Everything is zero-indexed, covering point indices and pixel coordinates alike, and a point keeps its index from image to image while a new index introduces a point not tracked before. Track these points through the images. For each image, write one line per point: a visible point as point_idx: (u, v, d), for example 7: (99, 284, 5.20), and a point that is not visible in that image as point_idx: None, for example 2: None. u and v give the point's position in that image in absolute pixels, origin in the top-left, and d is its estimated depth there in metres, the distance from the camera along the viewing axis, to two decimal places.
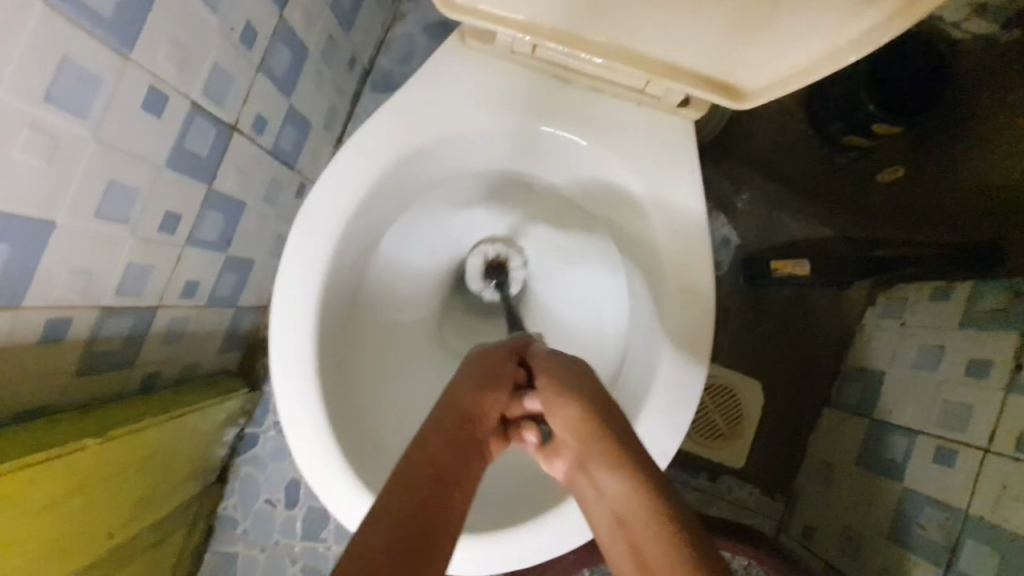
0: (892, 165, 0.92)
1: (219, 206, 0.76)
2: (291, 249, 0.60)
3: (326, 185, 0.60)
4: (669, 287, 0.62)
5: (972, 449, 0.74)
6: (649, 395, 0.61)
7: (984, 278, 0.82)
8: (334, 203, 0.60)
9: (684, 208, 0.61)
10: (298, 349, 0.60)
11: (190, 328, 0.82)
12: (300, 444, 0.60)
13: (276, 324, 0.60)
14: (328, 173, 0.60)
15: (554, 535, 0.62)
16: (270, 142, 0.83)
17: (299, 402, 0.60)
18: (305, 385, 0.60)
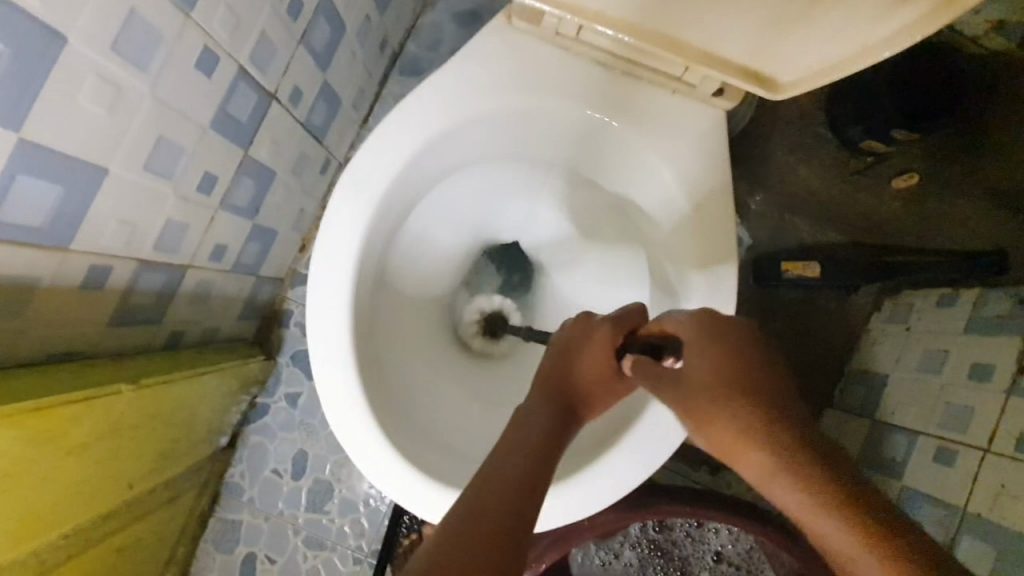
0: (907, 171, 0.93)
1: (253, 173, 0.78)
2: (330, 215, 0.62)
3: (369, 154, 0.62)
4: (692, 271, 0.64)
5: (971, 449, 0.76)
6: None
7: (988, 285, 0.86)
8: (375, 171, 0.62)
9: (710, 194, 0.63)
10: (335, 311, 0.62)
11: (214, 293, 0.83)
12: (333, 404, 0.61)
13: (313, 285, 0.62)
14: (370, 141, 0.62)
15: (570, 500, 0.64)
16: (303, 115, 0.85)
17: (329, 362, 0.62)
18: (341, 347, 0.62)
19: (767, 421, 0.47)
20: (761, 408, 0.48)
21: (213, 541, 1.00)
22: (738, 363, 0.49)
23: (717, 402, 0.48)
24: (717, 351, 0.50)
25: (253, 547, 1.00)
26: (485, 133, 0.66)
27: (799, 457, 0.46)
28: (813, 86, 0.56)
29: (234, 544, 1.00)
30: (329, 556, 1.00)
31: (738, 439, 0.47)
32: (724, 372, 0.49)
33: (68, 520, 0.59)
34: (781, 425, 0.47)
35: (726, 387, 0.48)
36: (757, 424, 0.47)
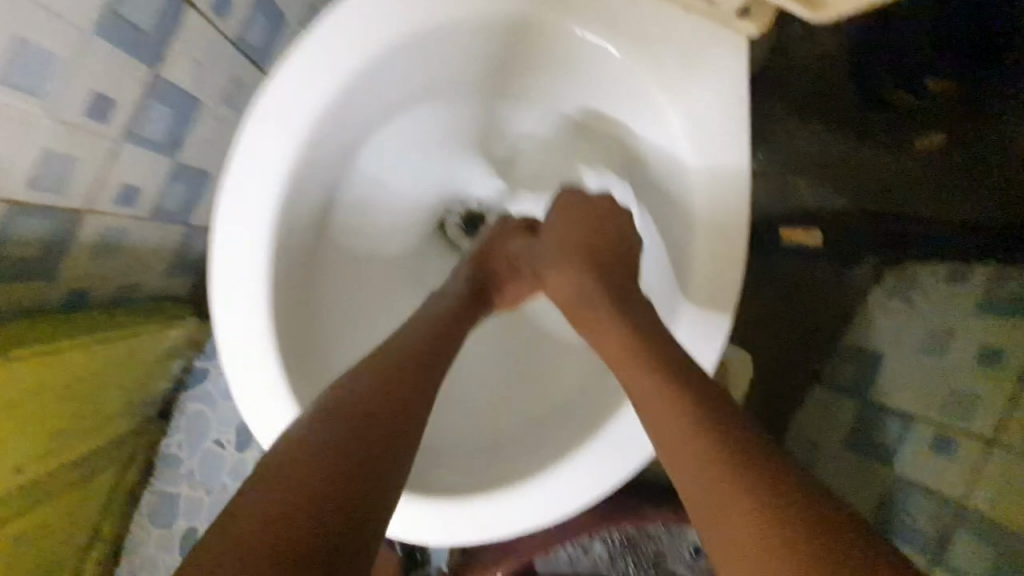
0: (933, 134, 0.84)
1: (170, 99, 0.64)
2: (243, 143, 0.51)
3: (289, 75, 0.51)
4: (694, 241, 0.56)
5: (973, 440, 0.71)
6: None
7: (1009, 264, 0.76)
8: (297, 98, 0.51)
9: (721, 157, 0.55)
10: (248, 267, 0.52)
11: (129, 243, 0.70)
12: (244, 379, 0.52)
13: (222, 239, 0.52)
14: (290, 60, 0.51)
15: (518, 511, 0.58)
16: (234, 31, 0.69)
17: (244, 332, 0.53)
18: (255, 311, 0.52)
19: (670, 371, 0.47)
20: (676, 378, 0.46)
21: (148, 516, 0.90)
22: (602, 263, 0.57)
23: (592, 304, 0.54)
24: (573, 232, 0.60)
25: (193, 523, 0.90)
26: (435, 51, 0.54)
27: (678, 396, 0.45)
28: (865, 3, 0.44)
29: (172, 518, 0.90)
30: None
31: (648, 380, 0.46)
32: (595, 258, 0.57)
33: None
34: (697, 395, 0.45)
35: (599, 279, 0.56)
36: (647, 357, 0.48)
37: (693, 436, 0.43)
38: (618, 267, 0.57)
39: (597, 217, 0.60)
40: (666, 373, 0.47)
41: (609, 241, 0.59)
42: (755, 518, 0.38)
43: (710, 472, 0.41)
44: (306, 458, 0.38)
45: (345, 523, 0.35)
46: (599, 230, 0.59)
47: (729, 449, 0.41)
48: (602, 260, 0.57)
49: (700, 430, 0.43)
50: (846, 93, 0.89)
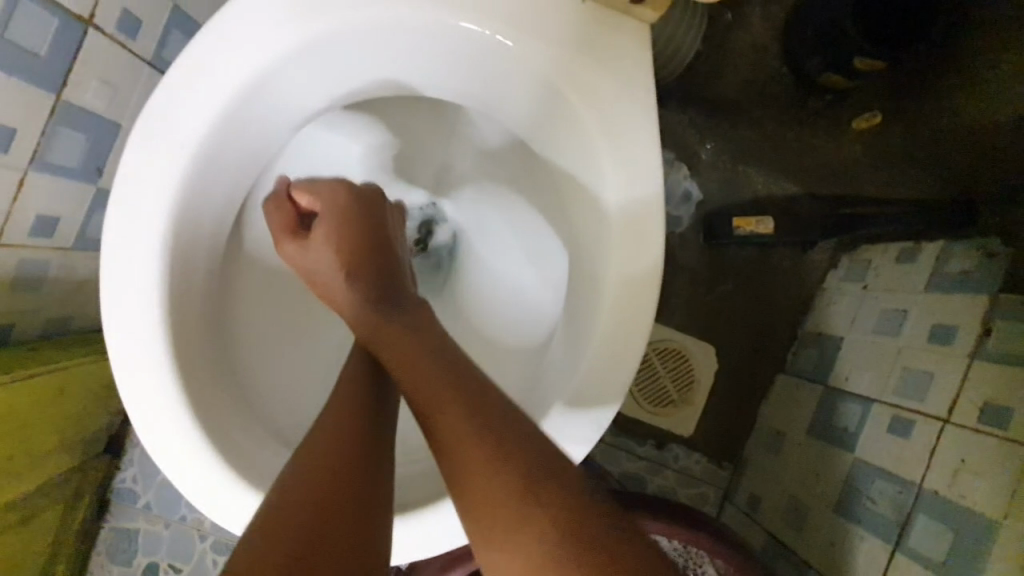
0: (869, 111, 0.84)
1: (83, 125, 0.62)
2: (128, 168, 0.49)
3: (172, 91, 0.49)
4: (606, 246, 0.52)
5: (930, 420, 0.70)
6: (575, 368, 0.52)
7: (952, 238, 0.77)
8: (179, 114, 0.49)
9: (632, 151, 0.50)
10: (143, 298, 0.50)
11: (54, 276, 0.68)
12: (145, 419, 0.50)
13: (106, 266, 0.49)
14: (171, 76, 0.49)
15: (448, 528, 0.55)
16: (150, 52, 0.68)
17: (135, 364, 0.50)
18: (151, 344, 0.50)
19: (449, 376, 0.43)
20: (463, 387, 0.42)
21: (106, 554, 0.87)
22: (375, 269, 0.52)
23: (384, 328, 0.47)
24: (347, 219, 0.53)
25: (153, 558, 0.87)
26: (325, 65, 0.52)
27: (481, 441, 0.40)
28: None
29: (131, 555, 0.87)
30: None
31: (453, 410, 0.41)
32: (360, 262, 0.52)
33: None
34: (484, 402, 0.41)
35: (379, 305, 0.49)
36: (422, 373, 0.44)
37: (477, 470, 0.39)
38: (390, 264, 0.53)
39: (343, 216, 0.53)
40: (437, 365, 0.44)
41: (384, 263, 0.53)
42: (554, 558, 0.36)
43: (510, 522, 0.38)
44: (274, 535, 0.37)
45: (343, 522, 0.39)
46: (359, 223, 0.53)
47: (493, 452, 0.39)
48: (388, 270, 0.53)
49: (486, 463, 0.39)
50: (785, 81, 0.86)
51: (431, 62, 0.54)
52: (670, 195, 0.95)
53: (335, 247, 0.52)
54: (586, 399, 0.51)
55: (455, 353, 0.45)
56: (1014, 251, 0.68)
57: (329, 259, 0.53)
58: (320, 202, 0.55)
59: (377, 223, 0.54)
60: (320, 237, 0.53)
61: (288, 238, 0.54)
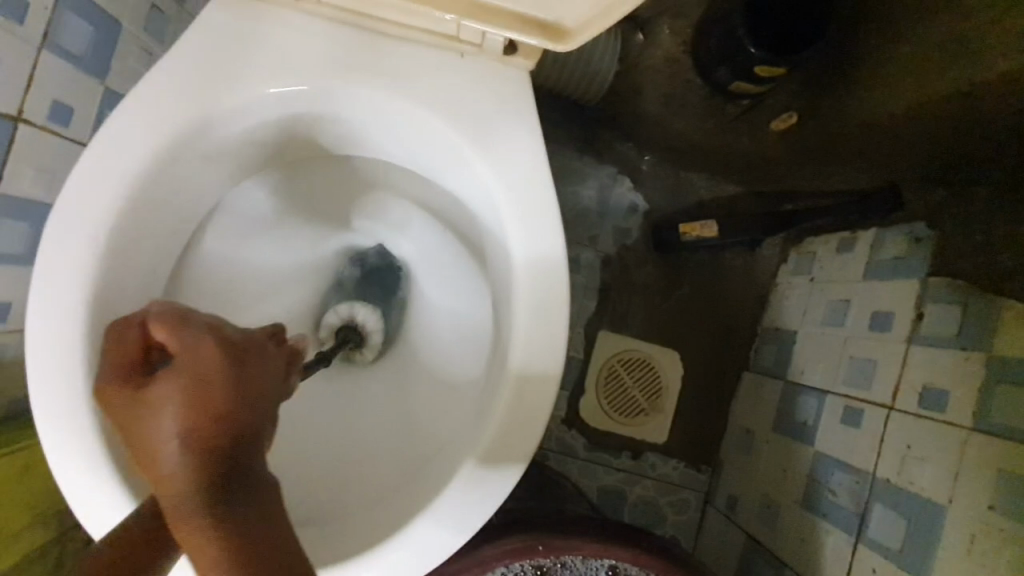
0: (786, 111, 0.85)
1: (24, 213, 0.66)
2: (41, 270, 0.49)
3: (77, 187, 0.50)
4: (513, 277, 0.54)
5: (877, 407, 0.71)
6: (497, 399, 0.54)
7: (885, 226, 0.79)
8: (89, 208, 0.50)
9: (528, 186, 0.53)
10: (61, 386, 0.49)
11: (10, 358, 0.70)
12: (80, 500, 0.49)
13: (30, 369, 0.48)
14: (78, 172, 0.50)
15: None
16: (84, 134, 0.71)
17: (70, 458, 0.49)
18: (80, 436, 0.49)
19: (237, 557, 0.34)
20: (231, 539, 0.34)
21: None
22: (218, 455, 0.37)
23: (180, 495, 0.36)
24: (195, 360, 0.39)
25: None
26: (224, 134, 0.54)
27: None
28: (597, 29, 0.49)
29: None
30: None
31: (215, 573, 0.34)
32: (197, 430, 0.37)
33: None
34: (261, 569, 0.34)
35: (185, 474, 0.36)
36: (207, 554, 0.34)
37: None
38: (230, 430, 0.37)
39: (200, 377, 0.38)
40: (223, 560, 0.34)
41: (231, 421, 0.38)
42: None
43: None
44: None
45: None
46: (219, 387, 0.38)
47: None
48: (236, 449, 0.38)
49: None
50: (700, 90, 0.86)
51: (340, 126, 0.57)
52: (616, 209, 0.97)
53: (160, 396, 0.38)
54: (511, 425, 0.53)
55: (272, 494, 0.37)
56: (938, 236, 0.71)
57: (159, 411, 0.37)
58: (174, 353, 0.39)
59: (235, 373, 0.39)
60: (152, 389, 0.38)
61: (119, 384, 0.40)
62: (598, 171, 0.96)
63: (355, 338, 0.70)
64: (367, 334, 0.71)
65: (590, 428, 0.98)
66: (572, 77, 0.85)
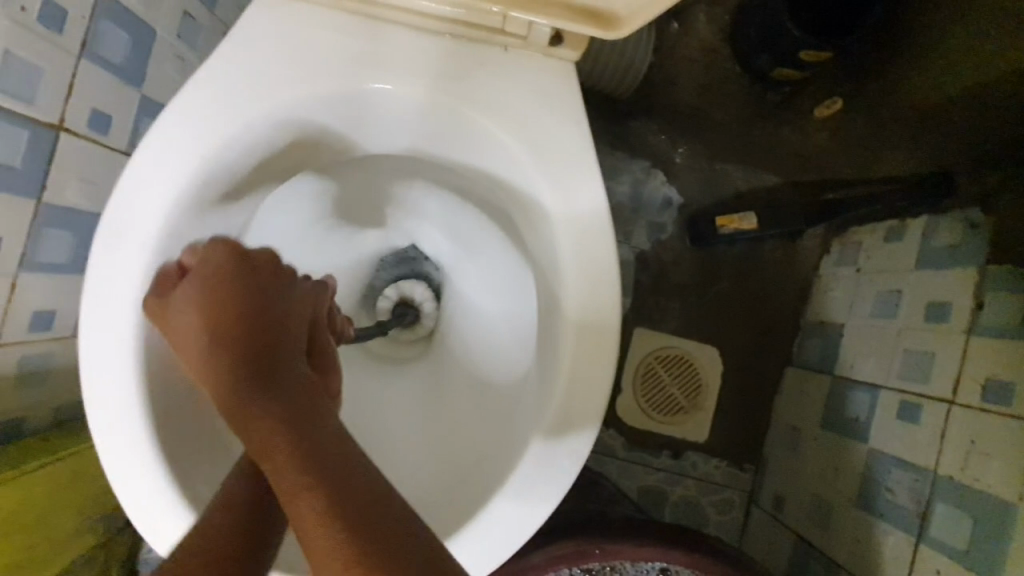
0: (830, 97, 0.85)
1: (67, 222, 0.66)
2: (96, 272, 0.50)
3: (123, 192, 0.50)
4: (562, 277, 0.53)
5: (936, 401, 0.67)
6: (548, 401, 0.53)
7: (936, 213, 0.75)
8: (138, 212, 0.50)
9: (576, 183, 0.52)
10: (119, 391, 0.50)
11: (57, 366, 0.71)
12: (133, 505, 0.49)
13: (87, 370, 0.50)
14: (127, 175, 0.50)
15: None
16: (122, 142, 0.71)
17: (123, 457, 0.50)
18: (134, 435, 0.50)
19: (278, 417, 0.41)
20: (277, 402, 0.42)
21: None
22: (253, 338, 0.45)
23: (230, 371, 0.43)
24: (215, 268, 0.49)
25: None
26: (278, 142, 0.54)
27: (281, 439, 0.40)
28: (652, 13, 0.47)
29: None
30: None
31: (259, 416, 0.41)
32: (229, 314, 0.46)
33: None
34: (295, 417, 0.41)
35: (249, 390, 0.42)
36: (269, 438, 0.40)
37: (279, 475, 0.38)
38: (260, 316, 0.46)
39: (226, 278, 0.48)
40: (270, 408, 0.41)
41: (259, 302, 0.47)
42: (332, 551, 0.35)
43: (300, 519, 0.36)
44: None
45: None
46: (244, 285, 0.48)
47: (298, 459, 0.39)
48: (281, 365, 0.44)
49: (274, 444, 0.39)
50: (739, 80, 0.88)
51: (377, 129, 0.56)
52: (650, 204, 0.94)
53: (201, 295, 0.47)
54: (567, 425, 0.52)
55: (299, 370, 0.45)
56: (996, 221, 0.66)
57: (196, 312, 0.47)
58: (203, 263, 0.49)
59: (260, 275, 0.49)
60: (184, 294, 0.48)
61: (157, 300, 0.49)
62: (630, 164, 0.93)
63: (411, 309, 0.72)
64: (420, 303, 0.73)
65: (628, 426, 0.96)
66: (604, 69, 0.83)
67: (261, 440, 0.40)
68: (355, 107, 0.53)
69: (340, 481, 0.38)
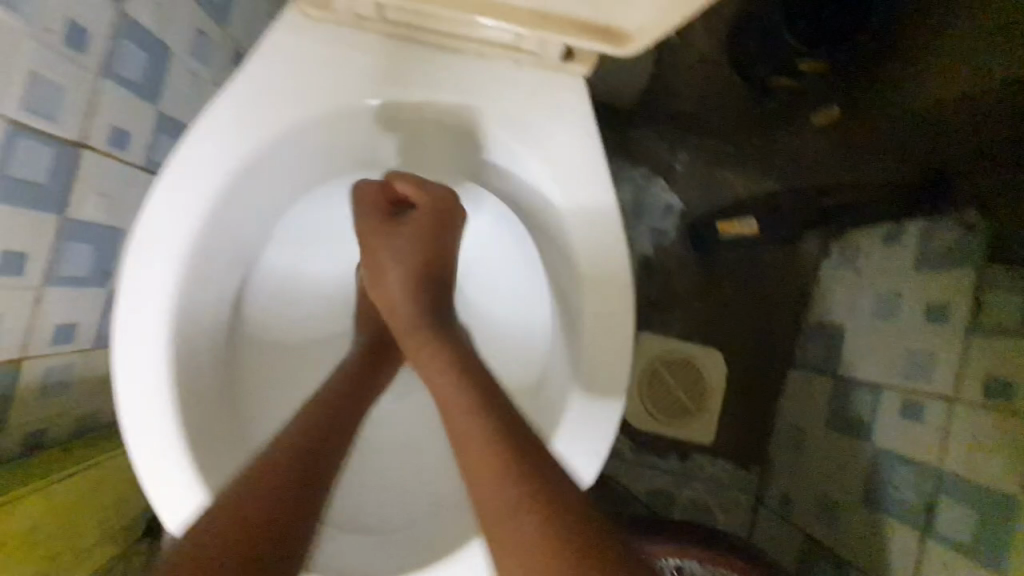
0: (826, 104, 0.87)
1: (87, 236, 0.68)
2: (128, 277, 0.51)
3: (155, 202, 0.51)
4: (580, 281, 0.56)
5: (938, 399, 0.69)
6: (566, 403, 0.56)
7: (932, 216, 0.77)
8: (171, 223, 0.52)
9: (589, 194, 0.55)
10: (152, 399, 0.51)
11: (76, 376, 0.72)
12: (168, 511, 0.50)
13: (119, 375, 0.50)
14: (159, 185, 0.51)
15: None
16: (139, 157, 0.73)
17: (153, 462, 0.50)
18: (166, 441, 0.51)
19: (464, 381, 0.47)
20: (460, 369, 0.49)
21: None
22: (434, 279, 0.55)
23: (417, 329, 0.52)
24: (426, 215, 0.56)
25: None
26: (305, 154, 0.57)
27: (468, 401, 0.46)
28: (658, 33, 0.48)
29: None
30: None
31: (442, 373, 0.48)
32: (425, 257, 0.55)
33: None
34: (481, 384, 0.47)
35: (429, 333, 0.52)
36: (460, 399, 0.46)
37: (461, 429, 0.44)
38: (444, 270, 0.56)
39: (434, 219, 0.56)
40: (453, 371, 0.49)
41: (442, 246, 0.56)
42: (502, 491, 0.40)
43: (483, 468, 0.41)
44: (253, 486, 0.44)
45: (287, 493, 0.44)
46: (429, 228, 0.56)
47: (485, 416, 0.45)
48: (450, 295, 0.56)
49: (457, 404, 0.46)
50: (739, 88, 0.91)
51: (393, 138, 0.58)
52: (652, 210, 0.96)
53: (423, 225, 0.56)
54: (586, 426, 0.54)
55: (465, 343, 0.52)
56: (993, 223, 0.68)
57: (410, 245, 0.55)
58: (422, 196, 0.57)
59: (449, 230, 0.57)
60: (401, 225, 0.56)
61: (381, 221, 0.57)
62: (632, 172, 0.95)
63: None
64: None
65: (633, 428, 0.97)
66: (609, 80, 0.85)
67: (450, 394, 0.47)
68: (375, 123, 0.55)
69: (509, 430, 0.43)
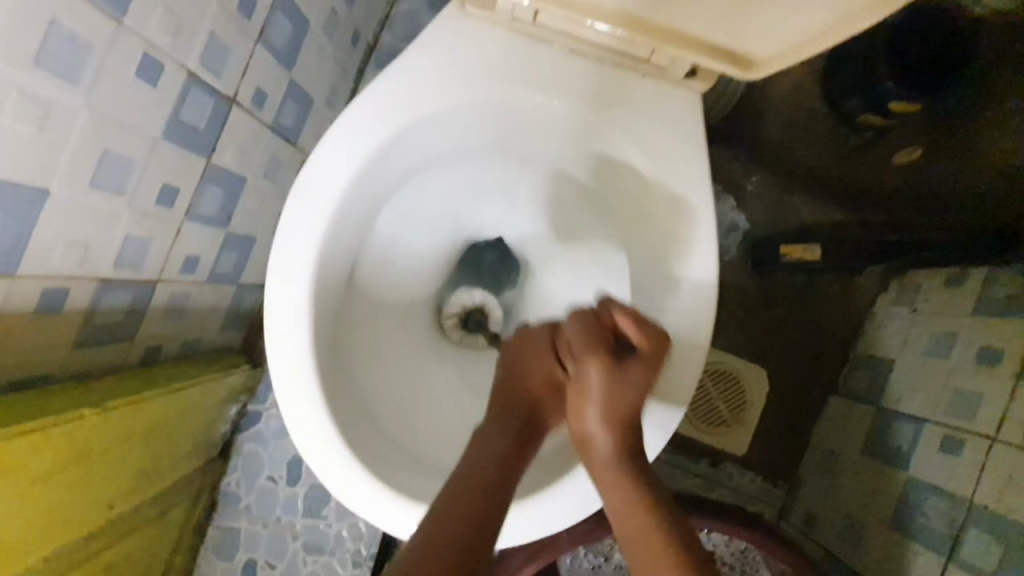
0: (910, 146, 0.91)
1: (221, 181, 0.76)
2: (282, 226, 0.59)
3: (321, 158, 0.59)
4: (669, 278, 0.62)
5: (981, 437, 0.73)
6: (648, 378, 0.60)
7: (998, 265, 0.81)
8: (327, 177, 0.59)
9: (694, 208, 0.62)
10: (290, 324, 0.59)
11: (191, 305, 0.81)
12: (297, 420, 0.59)
13: (269, 300, 0.59)
14: (322, 146, 0.59)
15: (536, 521, 0.63)
16: (270, 117, 0.81)
17: (287, 371, 0.59)
18: (300, 360, 0.60)
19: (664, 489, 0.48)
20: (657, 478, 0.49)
21: (212, 550, 0.97)
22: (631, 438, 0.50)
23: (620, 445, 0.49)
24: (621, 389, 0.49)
25: (253, 555, 0.96)
26: (439, 134, 0.64)
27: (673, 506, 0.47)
28: (784, 61, 0.54)
29: (234, 553, 0.96)
30: (329, 561, 0.96)
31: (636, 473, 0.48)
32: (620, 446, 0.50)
33: (43, 546, 0.61)
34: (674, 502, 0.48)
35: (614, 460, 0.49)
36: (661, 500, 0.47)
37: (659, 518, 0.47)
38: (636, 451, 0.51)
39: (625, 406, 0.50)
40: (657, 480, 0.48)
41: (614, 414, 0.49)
42: None
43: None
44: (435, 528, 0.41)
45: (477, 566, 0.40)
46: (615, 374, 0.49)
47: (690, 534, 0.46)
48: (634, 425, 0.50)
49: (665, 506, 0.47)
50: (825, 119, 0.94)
51: (510, 130, 0.65)
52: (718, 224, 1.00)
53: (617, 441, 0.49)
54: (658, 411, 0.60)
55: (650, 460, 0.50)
56: None
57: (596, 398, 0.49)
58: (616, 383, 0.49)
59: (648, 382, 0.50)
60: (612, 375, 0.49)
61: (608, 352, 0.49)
62: None
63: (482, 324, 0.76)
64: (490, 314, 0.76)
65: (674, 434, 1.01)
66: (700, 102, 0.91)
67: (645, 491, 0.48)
68: (507, 112, 0.62)
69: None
